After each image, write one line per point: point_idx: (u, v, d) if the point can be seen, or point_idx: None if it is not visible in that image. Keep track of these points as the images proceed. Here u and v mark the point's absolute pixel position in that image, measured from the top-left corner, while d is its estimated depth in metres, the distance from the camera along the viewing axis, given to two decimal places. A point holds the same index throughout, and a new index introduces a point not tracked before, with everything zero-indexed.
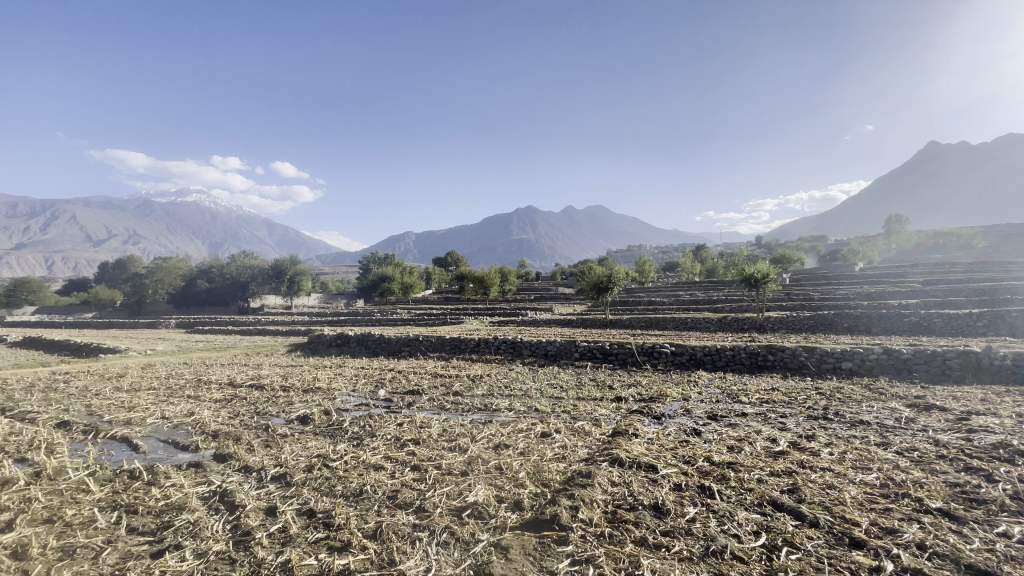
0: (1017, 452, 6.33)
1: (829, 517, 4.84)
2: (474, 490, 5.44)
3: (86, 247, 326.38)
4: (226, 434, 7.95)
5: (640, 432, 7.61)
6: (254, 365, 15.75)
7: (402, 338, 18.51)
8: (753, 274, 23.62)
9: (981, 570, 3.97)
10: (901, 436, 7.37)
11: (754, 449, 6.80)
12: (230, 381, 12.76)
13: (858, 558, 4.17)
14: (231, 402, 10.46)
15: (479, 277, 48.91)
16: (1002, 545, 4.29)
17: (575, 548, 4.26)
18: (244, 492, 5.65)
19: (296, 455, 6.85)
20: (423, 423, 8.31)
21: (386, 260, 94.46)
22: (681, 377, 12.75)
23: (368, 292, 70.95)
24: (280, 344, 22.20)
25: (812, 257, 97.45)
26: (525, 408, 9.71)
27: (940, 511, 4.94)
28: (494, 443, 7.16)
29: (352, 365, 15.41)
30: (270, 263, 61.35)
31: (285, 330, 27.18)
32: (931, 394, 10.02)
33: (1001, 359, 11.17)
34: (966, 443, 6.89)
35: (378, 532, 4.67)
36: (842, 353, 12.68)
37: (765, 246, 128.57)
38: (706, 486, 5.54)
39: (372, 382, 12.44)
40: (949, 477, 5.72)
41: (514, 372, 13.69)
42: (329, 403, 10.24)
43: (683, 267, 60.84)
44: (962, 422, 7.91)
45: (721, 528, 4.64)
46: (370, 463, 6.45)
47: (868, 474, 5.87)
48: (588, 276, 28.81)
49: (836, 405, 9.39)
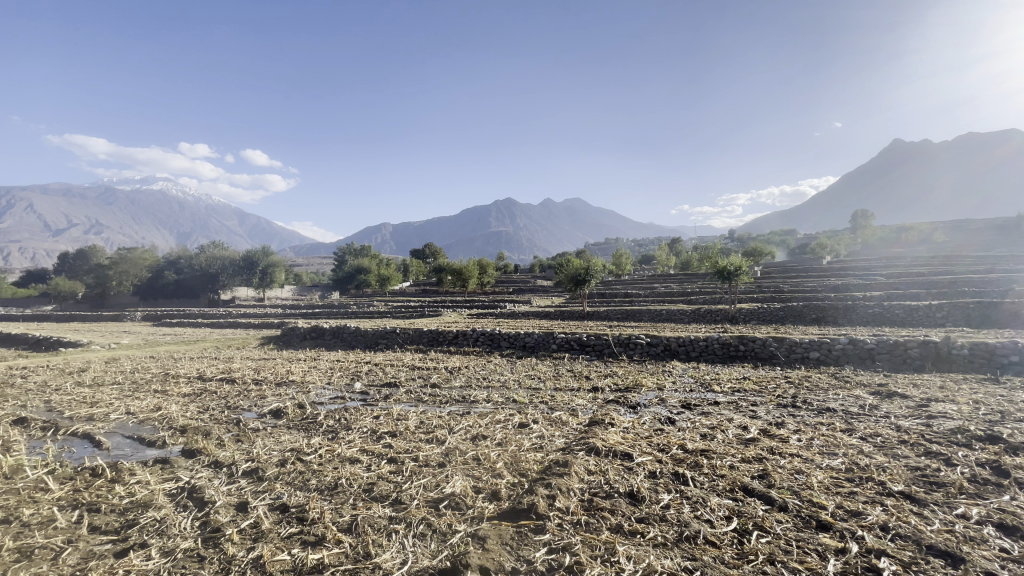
0: (974, 437, 6.66)
1: (797, 501, 4.99)
2: (452, 481, 5.42)
3: (44, 237, 311.80)
4: (195, 429, 7.73)
5: (616, 421, 7.73)
6: (225, 358, 15.36)
7: (379, 329, 18.29)
8: (726, 267, 24.06)
9: (942, 550, 4.15)
10: (865, 422, 7.66)
11: (726, 436, 6.96)
12: (199, 375, 12.39)
13: (824, 540, 4.32)
14: (200, 396, 10.17)
15: (457, 269, 48.61)
16: (961, 526, 4.50)
17: (552, 537, 4.28)
18: (214, 488, 5.50)
19: (269, 450, 6.71)
20: (400, 416, 8.24)
21: (361, 251, 92.81)
22: (655, 367, 12.96)
23: (343, 285, 69.77)
24: (252, 337, 21.69)
25: (784, 250, 100.34)
26: (503, 399, 9.71)
27: (902, 494, 5.16)
28: (471, 434, 7.15)
29: (327, 358, 15.17)
30: (241, 254, 59.57)
31: (257, 323, 26.46)
32: (894, 381, 10.45)
33: (959, 348, 11.74)
34: (926, 428, 7.21)
35: (353, 525, 4.60)
36: (809, 343, 13.10)
37: (739, 239, 131.85)
38: (679, 473, 5.66)
39: (347, 374, 12.26)
40: (910, 461, 5.97)
41: (491, 364, 13.67)
42: (304, 396, 10.05)
43: (659, 260, 61.90)
44: (922, 408, 8.28)
45: (694, 514, 4.73)
46: (345, 456, 6.35)
47: (834, 459, 6.08)
48: (566, 269, 28.91)
49: (804, 393, 9.71)
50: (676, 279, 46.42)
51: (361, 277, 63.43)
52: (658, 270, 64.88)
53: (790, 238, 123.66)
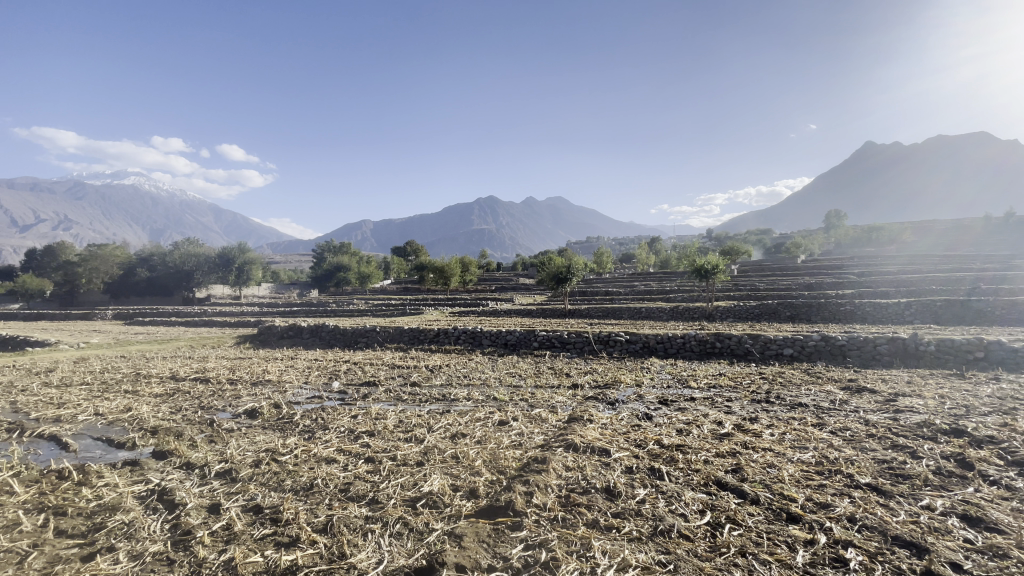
0: (938, 430, 6.91)
1: (768, 494, 5.11)
2: (430, 480, 5.41)
3: (7, 233, 299.85)
4: (166, 430, 7.55)
5: (595, 417, 7.82)
6: (200, 358, 15.03)
7: (359, 328, 18.10)
8: (704, 265, 24.44)
9: (907, 541, 4.30)
10: (835, 416, 7.89)
11: (701, 432, 7.08)
12: (172, 374, 12.10)
13: (794, 531, 4.44)
14: (172, 396, 9.94)
15: (439, 267, 48.32)
16: (926, 517, 4.67)
17: (529, 533, 4.31)
18: (185, 489, 5.38)
19: (243, 450, 6.59)
20: (379, 415, 8.17)
21: (341, 249, 91.66)
22: (634, 364, 13.13)
23: (322, 283, 68.56)
24: (228, 336, 21.29)
25: (760, 248, 102.71)
26: (484, 397, 9.72)
27: (870, 486, 5.32)
28: (450, 433, 7.12)
29: (305, 357, 14.98)
30: (215, 250, 58.22)
31: (233, 322, 25.92)
32: (863, 377, 10.81)
33: (925, 345, 12.16)
34: (893, 422, 7.46)
35: (328, 525, 4.56)
36: (784, 340, 13.42)
37: (717, 237, 134.13)
38: (655, 468, 5.74)
39: (325, 373, 12.12)
40: (877, 454, 6.17)
41: (472, 362, 13.64)
42: (280, 396, 9.91)
43: (639, 259, 62.67)
44: (890, 403, 8.56)
45: (669, 508, 4.81)
46: (322, 456, 6.28)
47: (805, 453, 6.24)
48: (548, 267, 29.04)
49: (777, 389, 9.94)
50: (656, 277, 46.99)
51: (341, 275, 62.59)
52: (639, 268, 65.50)
53: (766, 237, 126.16)
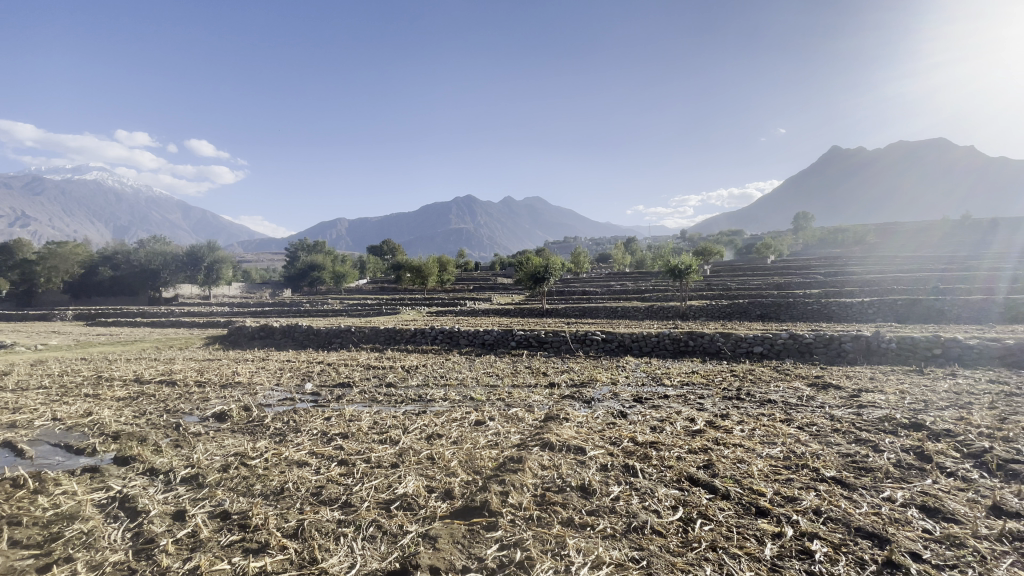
0: (898, 425, 7.20)
1: (738, 489, 5.24)
2: (404, 482, 5.36)
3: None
4: (129, 435, 7.27)
5: (571, 415, 7.88)
6: (167, 360, 14.53)
7: (334, 329, 17.79)
8: (678, 265, 24.85)
9: (870, 532, 4.46)
10: (803, 412, 8.14)
11: (674, 428, 7.21)
12: (136, 377, 11.67)
13: (762, 525, 4.55)
14: (136, 400, 9.56)
15: (416, 266, 47.88)
16: (886, 508, 4.86)
17: (504, 533, 4.30)
18: (148, 497, 5.19)
19: (211, 455, 6.40)
20: (353, 417, 8.04)
21: (315, 248, 89.90)
22: (610, 363, 13.30)
23: (296, 282, 67.13)
24: (197, 336, 20.71)
25: (732, 249, 105.66)
26: (460, 397, 9.67)
27: (835, 479, 5.51)
28: (426, 434, 7.08)
29: (277, 358, 14.63)
30: (183, 248, 56.45)
31: (202, 322, 25.23)
32: (829, 373, 11.19)
33: (887, 342, 12.64)
34: (857, 417, 7.73)
35: (299, 530, 4.47)
36: (754, 339, 13.75)
37: (691, 237, 136.88)
38: (629, 465, 5.81)
39: (298, 375, 11.87)
40: (842, 448, 6.38)
41: (449, 362, 13.58)
42: (250, 398, 9.67)
43: (615, 259, 63.40)
44: (854, 398, 8.88)
45: (643, 505, 4.88)
46: (293, 459, 6.15)
47: (773, 448, 6.41)
48: (526, 266, 29.08)
49: (748, 386, 10.18)
50: (632, 277, 47.64)
51: (315, 274, 61.40)
52: (615, 267, 66.17)
53: (738, 237, 128.91)
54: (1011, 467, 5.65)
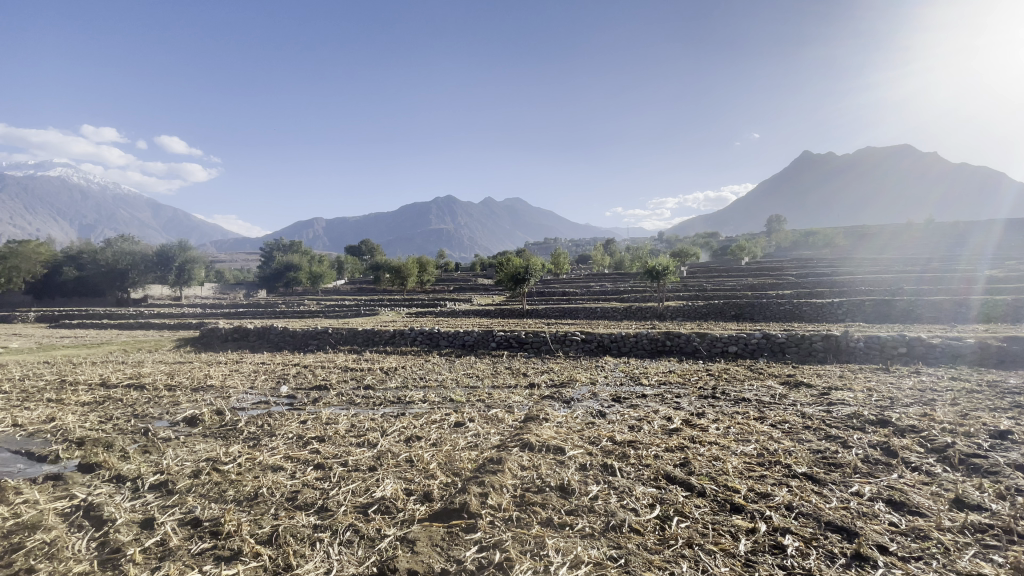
0: (866, 421, 7.43)
1: (713, 486, 5.33)
2: (383, 485, 5.30)
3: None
4: (95, 440, 7.01)
5: (551, 416, 7.91)
6: (134, 363, 14.04)
7: (310, 331, 17.48)
8: (655, 267, 25.18)
9: (839, 526, 4.59)
10: (776, 410, 8.34)
11: (651, 427, 7.31)
12: (102, 381, 11.23)
13: (736, 521, 4.64)
14: (102, 405, 9.20)
15: (396, 266, 47.40)
16: (855, 503, 5.01)
17: (483, 535, 4.29)
18: (115, 504, 5.01)
19: (181, 460, 6.23)
20: (330, 420, 7.92)
21: (291, 248, 88.11)
22: (589, 363, 13.39)
23: (272, 283, 65.73)
24: (167, 339, 20.04)
25: (707, 251, 108.27)
26: (440, 398, 9.62)
27: (805, 475, 5.66)
28: (405, 436, 7.01)
29: (251, 361, 14.28)
30: (152, 248, 54.63)
31: (173, 324, 24.43)
32: (800, 372, 11.49)
33: (855, 342, 13.05)
34: (827, 414, 7.96)
35: (273, 536, 4.37)
36: (728, 339, 14.03)
37: (669, 238, 139.23)
38: (607, 464, 5.86)
39: (273, 378, 11.61)
40: (813, 445, 6.57)
41: (429, 363, 13.50)
42: (223, 402, 9.42)
43: (594, 259, 64.01)
44: (824, 396, 9.13)
45: (620, 503, 4.93)
46: (267, 464, 6.02)
47: (748, 445, 6.55)
48: (506, 267, 29.05)
49: (723, 385, 10.38)
50: (611, 278, 48.17)
51: (292, 275, 60.23)
52: (594, 268, 66.77)
53: (713, 240, 131.73)
54: (971, 461, 5.90)
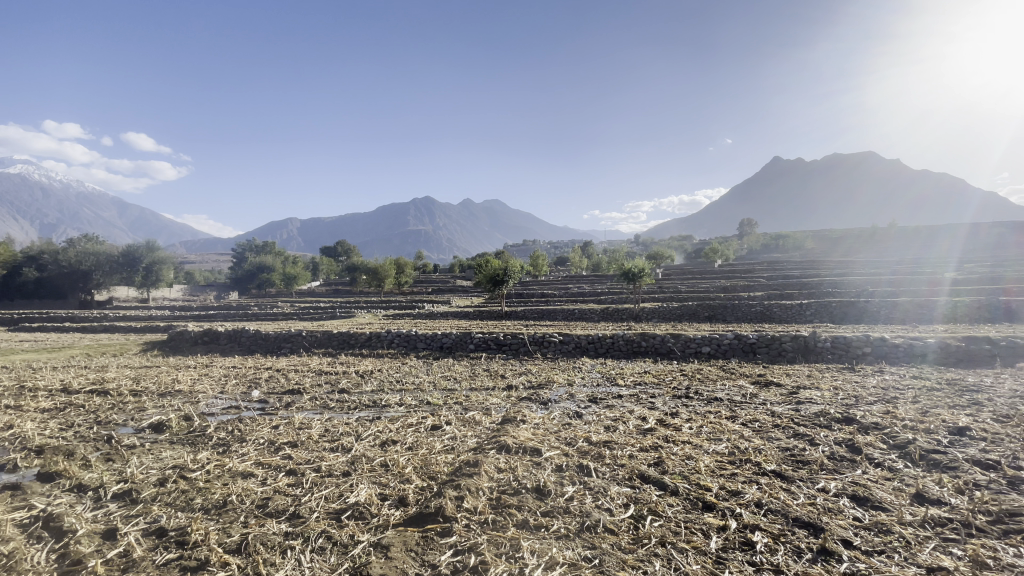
0: (833, 419, 7.69)
1: (686, 485, 5.43)
2: (356, 490, 5.23)
3: None
4: (55, 448, 6.72)
5: (528, 417, 7.93)
6: (98, 367, 13.54)
7: (283, 333, 17.14)
8: (631, 268, 25.44)
9: (806, 521, 4.73)
10: (747, 409, 8.53)
11: (627, 428, 7.40)
12: (63, 387, 10.78)
13: (708, 519, 4.73)
14: (63, 412, 8.83)
15: (372, 268, 46.86)
16: (820, 498, 5.18)
17: (459, 539, 4.28)
18: (75, 515, 4.81)
19: (146, 468, 6.03)
20: (303, 424, 7.77)
21: (265, 248, 86.40)
22: (567, 364, 13.49)
23: (244, 284, 64.16)
24: (133, 342, 19.37)
25: (683, 254, 110.56)
26: (416, 401, 9.55)
27: (774, 473, 5.81)
28: (380, 440, 6.93)
29: (221, 364, 13.91)
30: (117, 248, 52.76)
31: (139, 327, 23.58)
32: (771, 372, 11.80)
33: (823, 342, 13.46)
34: (796, 413, 8.19)
35: (242, 545, 4.27)
36: (702, 339, 14.32)
37: (644, 241, 141.45)
38: (583, 465, 5.92)
39: (245, 382, 11.32)
40: (782, 443, 6.75)
41: (406, 366, 13.37)
42: (191, 407, 9.16)
43: (571, 261, 64.46)
44: (793, 395, 9.37)
45: (595, 504, 4.98)
46: (237, 470, 5.88)
47: (720, 444, 6.69)
48: (484, 269, 28.87)
49: (696, 385, 10.57)
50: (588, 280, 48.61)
51: (265, 277, 58.96)
52: (572, 270, 67.33)
53: (688, 244, 134.27)
54: (931, 457, 6.16)
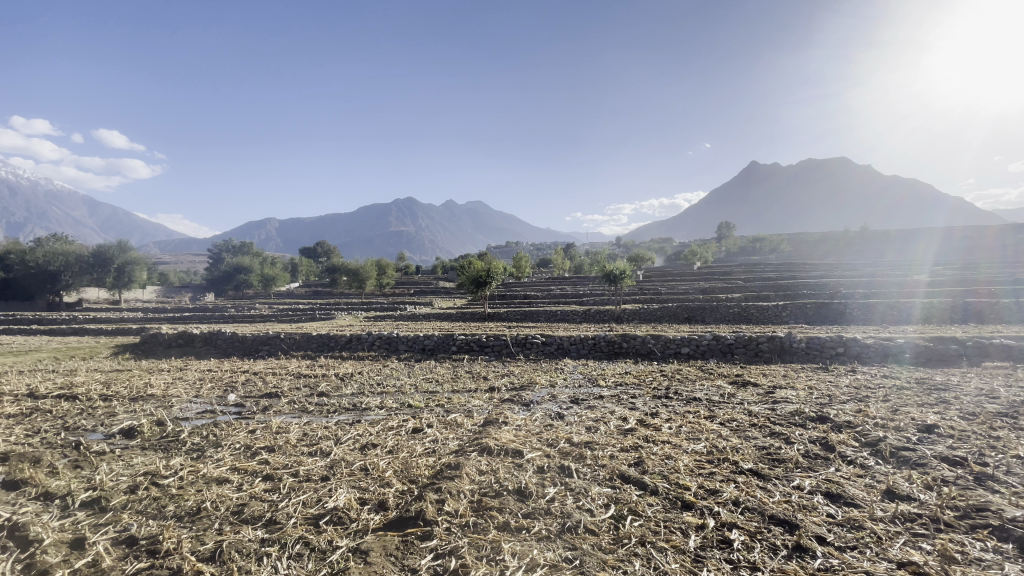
0: (808, 418, 7.86)
1: (666, 485, 5.50)
2: (335, 495, 5.16)
3: None
4: (20, 455, 6.46)
5: (509, 419, 7.93)
6: (66, 371, 13.11)
7: (260, 336, 16.83)
8: (612, 270, 25.68)
9: (781, 518, 4.83)
10: (725, 409, 8.68)
11: (608, 428, 7.46)
12: (29, 392, 10.38)
13: (687, 518, 4.80)
14: (28, 418, 8.51)
15: (353, 269, 46.37)
16: (795, 496, 5.29)
17: (439, 542, 4.25)
18: (41, 524, 4.64)
19: (116, 475, 5.86)
20: (280, 429, 7.64)
21: (242, 248, 84.92)
22: (549, 365, 13.53)
23: (220, 285, 62.84)
24: (102, 346, 18.78)
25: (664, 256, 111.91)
26: (397, 404, 9.46)
27: (751, 471, 5.92)
28: (360, 444, 6.86)
29: (196, 368, 13.60)
30: (87, 248, 51.19)
31: (111, 329, 22.94)
32: (748, 372, 12.04)
33: (798, 342, 13.77)
34: (772, 412, 8.35)
35: (216, 552, 4.17)
36: (681, 340, 14.53)
37: (626, 245, 142.26)
38: (565, 466, 5.94)
39: (221, 386, 11.08)
40: (759, 442, 6.88)
41: (387, 368, 13.27)
42: (164, 412, 8.93)
43: (554, 262, 64.73)
44: (769, 395, 9.56)
45: (577, 504, 5.01)
46: (211, 476, 5.74)
47: (698, 443, 6.79)
48: (467, 270, 28.79)
49: (676, 385, 10.71)
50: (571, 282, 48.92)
51: (243, 278, 57.92)
52: (555, 272, 67.63)
53: (669, 246, 136.14)
54: (902, 454, 6.34)
